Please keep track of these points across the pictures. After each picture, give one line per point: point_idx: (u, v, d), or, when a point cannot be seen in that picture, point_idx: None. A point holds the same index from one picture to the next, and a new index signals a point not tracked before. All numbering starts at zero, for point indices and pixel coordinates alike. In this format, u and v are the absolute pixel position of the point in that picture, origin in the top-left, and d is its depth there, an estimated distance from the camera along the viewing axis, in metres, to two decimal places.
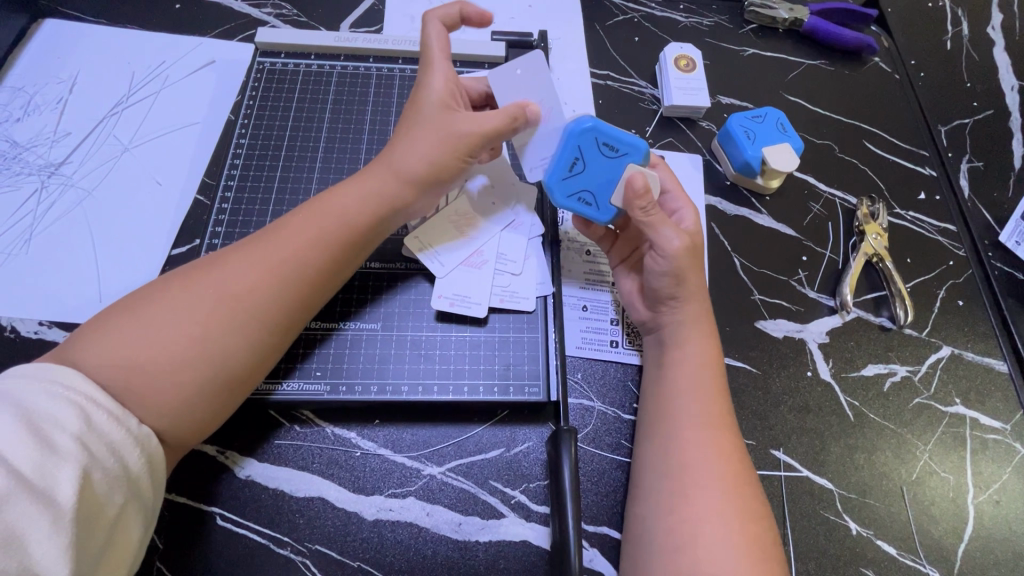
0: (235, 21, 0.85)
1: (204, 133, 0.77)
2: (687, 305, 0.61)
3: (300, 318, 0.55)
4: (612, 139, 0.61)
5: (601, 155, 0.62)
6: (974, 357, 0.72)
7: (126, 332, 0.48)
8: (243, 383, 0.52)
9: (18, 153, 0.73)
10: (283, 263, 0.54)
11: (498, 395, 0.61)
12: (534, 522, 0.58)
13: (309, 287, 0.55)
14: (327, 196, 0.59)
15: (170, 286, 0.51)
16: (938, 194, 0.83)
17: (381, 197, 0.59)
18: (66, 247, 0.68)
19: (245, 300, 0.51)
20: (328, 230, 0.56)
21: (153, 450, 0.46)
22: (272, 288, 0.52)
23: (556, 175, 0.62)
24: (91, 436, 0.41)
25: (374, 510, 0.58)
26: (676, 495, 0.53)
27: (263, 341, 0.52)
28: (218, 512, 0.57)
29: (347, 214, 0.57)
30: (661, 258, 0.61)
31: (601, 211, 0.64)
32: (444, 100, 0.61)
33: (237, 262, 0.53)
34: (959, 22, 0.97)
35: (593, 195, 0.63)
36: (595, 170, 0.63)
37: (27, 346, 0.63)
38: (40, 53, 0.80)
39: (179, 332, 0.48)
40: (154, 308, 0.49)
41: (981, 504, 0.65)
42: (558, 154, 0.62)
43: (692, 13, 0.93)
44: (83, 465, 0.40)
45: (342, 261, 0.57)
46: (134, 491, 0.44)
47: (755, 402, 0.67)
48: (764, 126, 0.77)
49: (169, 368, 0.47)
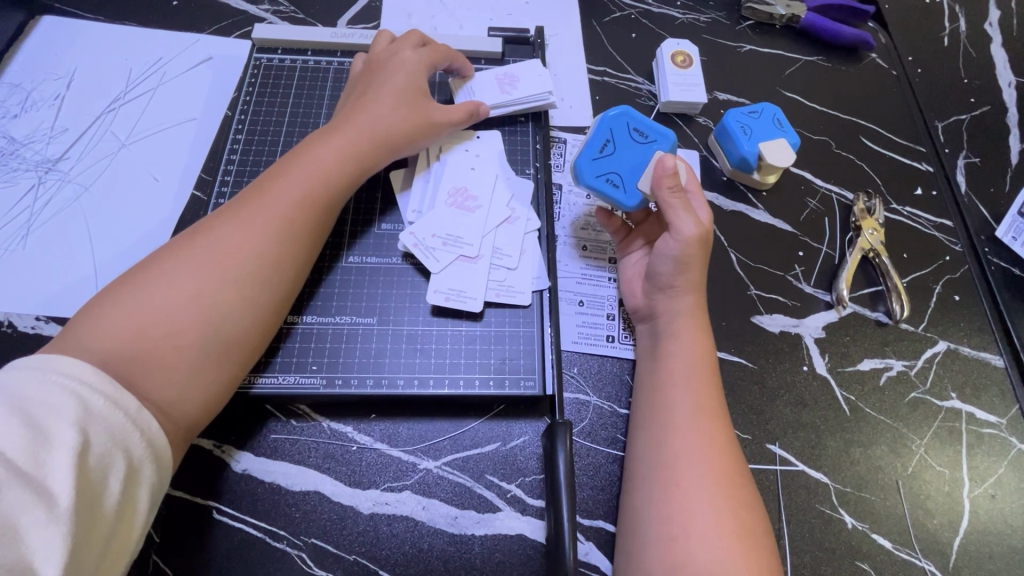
0: (232, 18, 0.85)
1: (201, 129, 0.77)
2: (685, 297, 0.62)
3: (294, 272, 0.57)
4: (642, 125, 0.68)
5: (632, 141, 0.67)
6: (970, 352, 0.72)
7: (121, 306, 0.49)
8: (247, 347, 0.54)
9: (16, 149, 0.73)
10: (269, 222, 0.56)
11: (494, 389, 0.61)
12: (530, 516, 0.59)
13: (298, 240, 0.57)
14: (300, 157, 0.61)
15: (157, 259, 0.53)
16: (935, 190, 0.83)
17: (359, 162, 0.62)
18: (64, 242, 0.68)
19: (235, 258, 0.53)
20: (310, 190, 0.59)
21: (155, 436, 0.46)
22: (267, 246, 0.55)
23: (587, 155, 0.67)
24: (89, 423, 0.41)
25: (370, 503, 0.58)
26: (668, 483, 0.53)
27: (260, 297, 0.54)
28: (214, 506, 0.57)
29: (329, 176, 0.60)
30: (672, 240, 0.61)
31: (627, 195, 0.66)
32: (410, 83, 0.67)
33: (227, 225, 0.55)
34: (957, 18, 0.97)
35: (621, 177, 0.66)
36: (626, 153, 0.67)
37: (23, 341, 0.63)
38: (38, 50, 0.80)
39: (176, 297, 0.50)
40: (153, 279, 0.51)
41: (976, 498, 0.65)
42: (592, 136, 0.68)
43: (690, 9, 0.93)
44: (80, 452, 0.40)
45: (326, 216, 0.60)
46: (134, 478, 0.43)
47: (751, 396, 0.67)
48: (760, 122, 0.78)
49: (171, 331, 0.49)
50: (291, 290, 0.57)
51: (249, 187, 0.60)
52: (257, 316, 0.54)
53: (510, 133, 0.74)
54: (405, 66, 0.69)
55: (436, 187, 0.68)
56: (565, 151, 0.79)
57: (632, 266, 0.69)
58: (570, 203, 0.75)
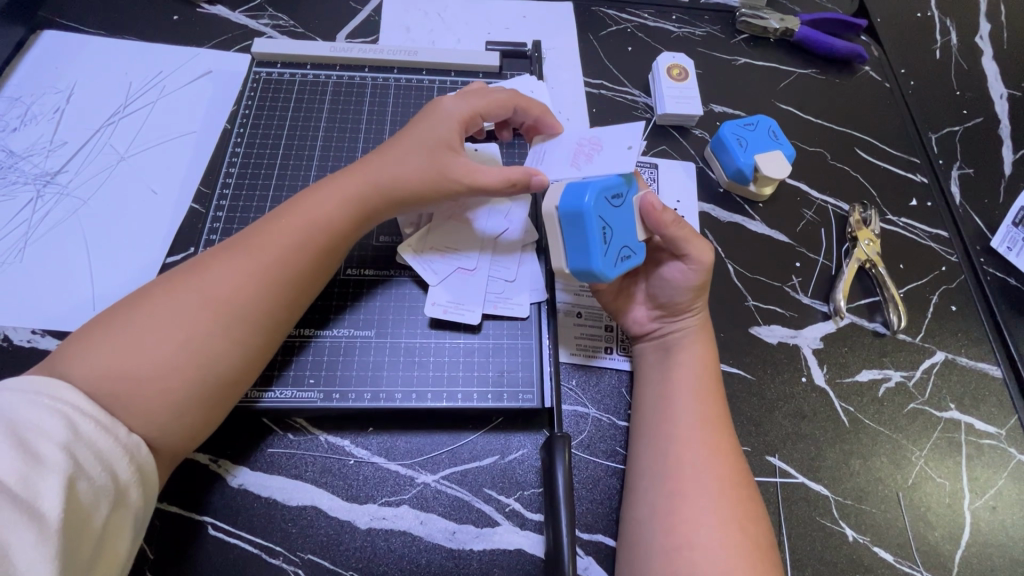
0: (232, 32, 0.86)
1: (200, 142, 0.77)
2: (696, 320, 0.63)
3: (286, 319, 0.56)
4: (612, 188, 0.58)
5: (613, 208, 0.58)
6: (968, 362, 0.72)
7: (110, 343, 0.48)
8: (235, 386, 0.52)
9: (15, 162, 0.74)
10: (269, 268, 0.54)
11: (492, 402, 0.61)
12: (529, 530, 0.58)
13: (294, 287, 0.56)
14: (307, 196, 0.60)
15: (154, 291, 0.52)
16: (929, 201, 0.83)
17: (363, 206, 0.60)
18: (61, 255, 0.68)
19: (229, 303, 0.52)
20: (312, 233, 0.57)
21: (143, 460, 0.46)
22: (261, 291, 0.53)
23: (599, 255, 0.56)
24: (79, 445, 0.41)
25: (367, 518, 0.57)
26: (671, 496, 0.53)
27: (250, 344, 0.53)
28: (210, 522, 0.56)
29: (333, 220, 0.58)
30: (693, 270, 0.62)
31: (639, 253, 0.61)
32: (449, 136, 0.62)
33: (222, 265, 0.54)
34: (948, 31, 0.99)
35: (629, 245, 0.60)
36: (618, 223, 0.58)
37: (19, 355, 0.62)
38: (38, 64, 0.80)
39: (164, 339, 0.49)
40: (142, 317, 0.50)
41: (977, 509, 0.65)
42: (588, 232, 0.56)
43: (685, 23, 0.94)
44: (70, 475, 0.40)
45: (326, 261, 0.59)
46: (122, 502, 0.43)
47: (750, 408, 0.67)
48: (757, 133, 0.78)
49: (156, 374, 0.48)
50: (279, 333, 0.56)
51: (254, 224, 0.58)
52: (246, 361, 0.52)
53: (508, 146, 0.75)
54: (454, 114, 0.63)
55: None
56: None
57: (622, 293, 0.67)
58: None
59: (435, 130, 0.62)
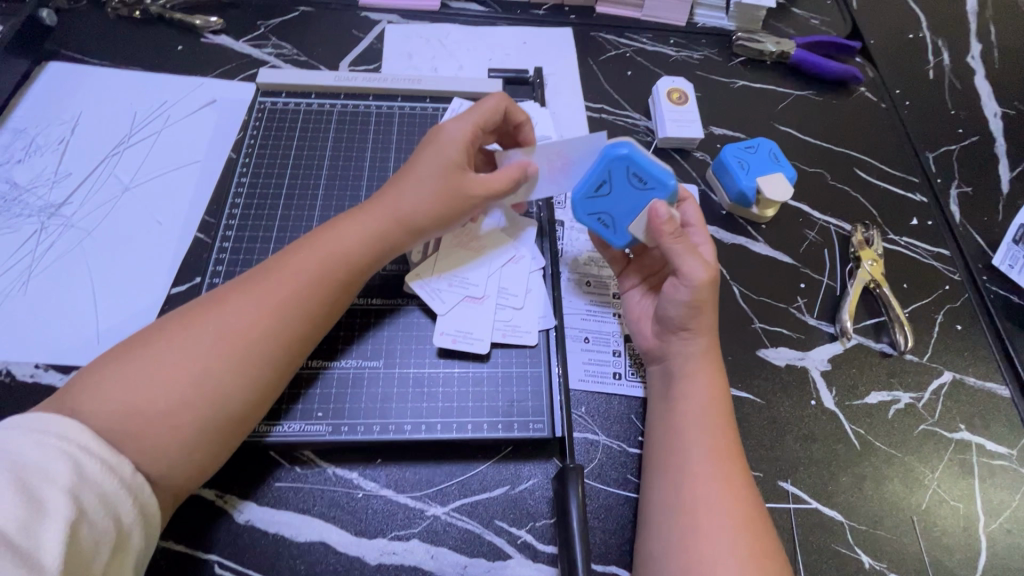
0: (236, 61, 0.86)
1: (205, 171, 0.77)
2: (698, 339, 0.61)
3: (300, 356, 0.55)
4: (643, 170, 0.62)
5: (629, 184, 0.63)
6: (976, 382, 0.72)
7: (123, 378, 0.48)
8: (244, 422, 0.51)
9: (19, 194, 0.74)
10: (284, 303, 0.54)
11: (502, 432, 0.60)
12: (542, 562, 0.57)
13: (309, 323, 0.55)
14: (325, 231, 0.59)
15: (172, 325, 0.52)
16: (930, 220, 0.84)
17: (382, 235, 0.59)
18: (65, 287, 0.68)
19: (243, 337, 0.51)
20: (329, 268, 0.57)
21: (146, 501, 0.45)
22: (276, 324, 0.53)
23: (580, 192, 0.64)
24: (82, 489, 0.41)
25: (377, 553, 0.56)
26: (687, 530, 0.52)
27: (263, 379, 0.52)
28: (216, 560, 0.55)
29: (350, 251, 0.58)
30: (683, 286, 0.60)
31: (618, 235, 0.66)
32: (459, 156, 0.61)
33: (239, 298, 0.53)
34: (940, 52, 1.01)
35: (613, 217, 0.65)
36: (621, 197, 0.63)
37: (21, 390, 0.62)
38: (43, 96, 0.81)
39: (176, 373, 0.48)
40: (156, 351, 0.49)
41: (992, 532, 0.64)
42: (589, 172, 0.63)
43: (683, 47, 0.95)
44: (72, 521, 0.39)
45: (343, 296, 0.58)
46: (122, 545, 0.43)
47: (761, 432, 0.66)
48: (758, 156, 0.79)
49: (170, 411, 0.47)
50: (294, 367, 0.55)
51: (275, 256, 0.58)
52: (259, 396, 0.52)
53: None
54: (458, 132, 0.62)
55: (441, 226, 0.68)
56: None
57: (637, 306, 0.68)
58: (572, 238, 0.75)
59: (445, 153, 0.61)
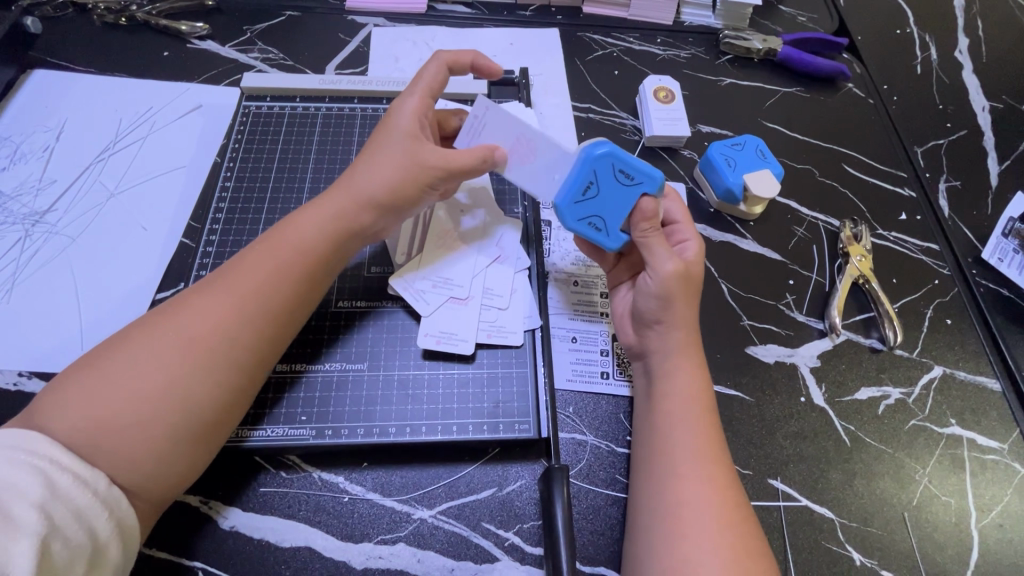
0: (222, 66, 0.86)
1: (190, 176, 0.77)
2: (674, 331, 0.61)
3: (269, 353, 0.55)
4: (628, 166, 0.60)
5: (616, 182, 0.61)
6: (966, 376, 0.72)
7: (88, 391, 0.47)
8: (217, 424, 0.51)
9: (4, 202, 0.73)
10: (245, 301, 0.53)
11: (488, 433, 0.60)
12: (529, 565, 0.57)
13: (275, 317, 0.55)
14: (282, 228, 0.58)
15: (134, 336, 0.51)
16: (919, 214, 0.84)
17: (345, 224, 0.59)
18: (49, 295, 0.68)
19: (206, 337, 0.51)
20: (289, 264, 0.56)
21: (123, 514, 0.45)
22: (240, 321, 0.53)
23: (567, 198, 0.63)
24: (55, 504, 0.41)
25: (363, 558, 0.56)
26: (672, 531, 0.52)
27: (230, 378, 0.51)
28: (200, 567, 0.55)
29: (311, 242, 0.58)
30: (653, 278, 0.60)
31: (611, 238, 0.63)
32: (411, 128, 0.61)
33: (202, 300, 0.53)
34: (928, 47, 1.01)
35: (603, 219, 0.63)
36: (608, 196, 0.62)
37: (4, 398, 0.61)
38: (28, 103, 0.81)
39: (140, 380, 0.48)
40: (120, 360, 0.49)
41: (984, 528, 0.63)
42: (574, 175, 0.62)
43: (670, 46, 0.95)
44: (42, 538, 0.39)
45: (307, 291, 0.57)
46: (99, 558, 0.43)
47: (751, 430, 0.66)
48: (744, 153, 0.79)
49: (139, 420, 0.47)
50: (264, 364, 0.54)
51: (237, 256, 0.58)
52: (228, 397, 0.51)
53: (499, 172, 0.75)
54: (408, 107, 0.63)
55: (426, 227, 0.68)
56: None
57: (622, 302, 0.67)
58: (559, 237, 0.75)
59: (397, 129, 0.61)
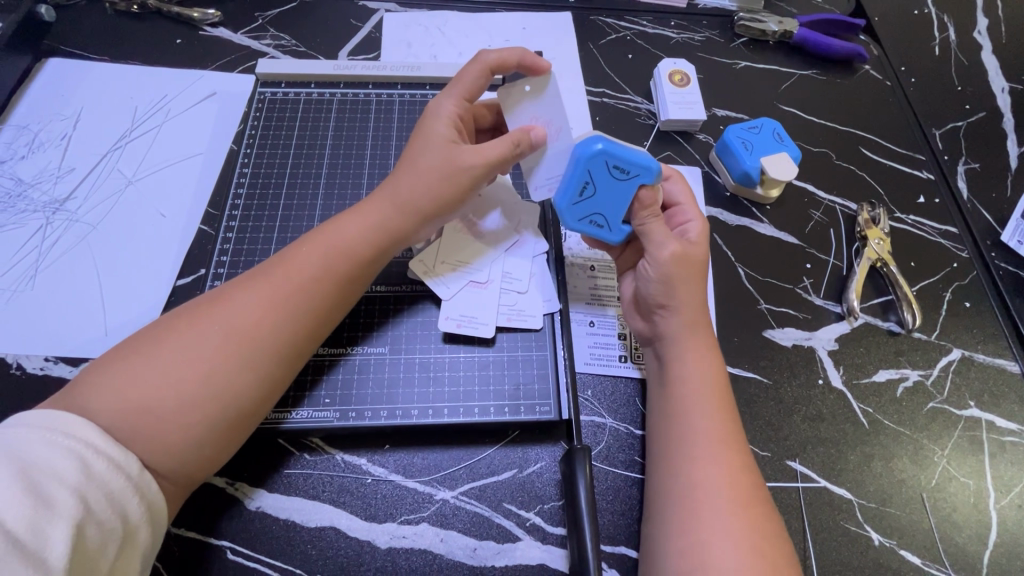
0: (235, 53, 0.86)
1: (206, 163, 0.77)
2: (681, 316, 0.60)
3: (306, 351, 0.55)
4: (623, 162, 0.59)
5: (612, 178, 0.60)
6: (985, 358, 0.72)
7: (129, 377, 0.48)
8: (248, 417, 0.51)
9: (24, 190, 0.74)
10: (289, 297, 0.54)
11: (509, 415, 0.60)
12: (551, 544, 0.57)
13: (317, 318, 0.55)
14: (327, 228, 0.59)
15: (177, 321, 0.52)
16: (937, 197, 0.83)
17: (384, 224, 0.59)
18: (72, 282, 0.68)
19: (249, 334, 0.51)
20: (333, 263, 0.56)
21: (153, 498, 0.46)
22: (282, 319, 0.53)
23: (566, 199, 0.61)
24: (90, 489, 0.41)
25: (387, 538, 0.57)
26: (689, 509, 0.52)
27: (270, 375, 0.52)
28: (228, 546, 0.56)
29: (352, 241, 0.58)
30: (651, 264, 0.61)
31: (614, 232, 0.63)
32: (449, 135, 0.61)
33: (246, 294, 0.53)
34: (946, 28, 0.99)
35: (605, 216, 0.62)
36: (607, 193, 0.61)
37: (32, 383, 0.62)
38: (44, 92, 0.81)
39: (182, 372, 0.49)
40: (163, 348, 0.50)
41: (1003, 508, 0.64)
42: (569, 176, 0.60)
43: (684, 29, 0.94)
44: (77, 522, 0.40)
45: (348, 291, 0.58)
46: (130, 541, 0.44)
47: (768, 412, 0.66)
48: (761, 137, 0.78)
49: (176, 408, 0.48)
50: (299, 361, 0.54)
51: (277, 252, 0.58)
52: (267, 392, 0.52)
53: None
54: (446, 113, 0.62)
55: None
56: None
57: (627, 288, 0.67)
58: None
59: (436, 136, 0.61)
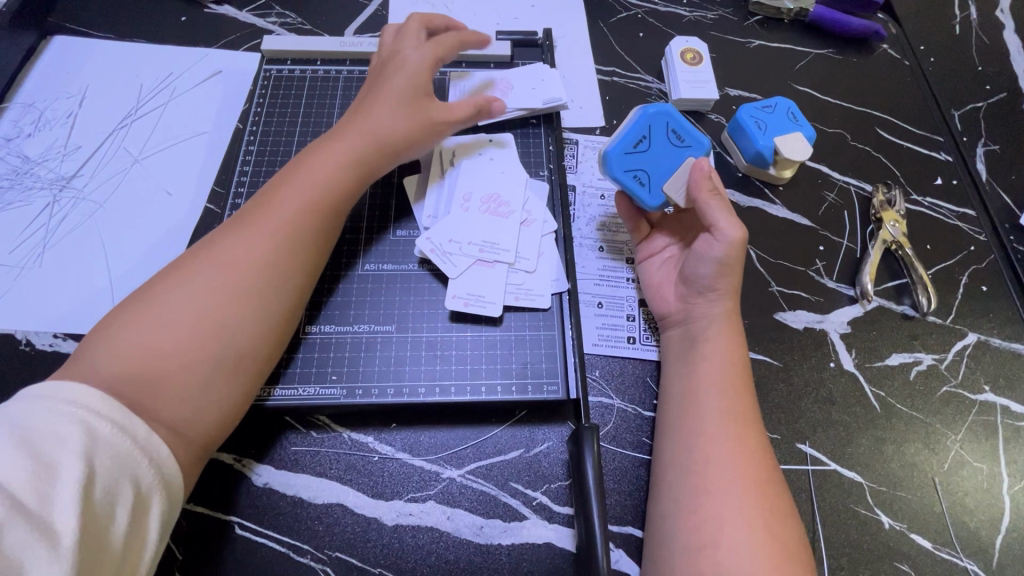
0: (240, 31, 0.85)
1: (212, 142, 0.77)
2: (722, 302, 0.61)
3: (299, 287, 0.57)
4: (682, 128, 0.66)
5: (668, 141, 0.66)
6: (1001, 342, 0.70)
7: (130, 331, 0.48)
8: (262, 365, 0.54)
9: (30, 168, 0.74)
10: (271, 247, 0.55)
11: (516, 394, 0.60)
12: (557, 523, 0.57)
13: (306, 254, 0.57)
14: (303, 170, 0.61)
15: (169, 275, 0.53)
16: (955, 178, 0.81)
17: (359, 163, 0.62)
18: (80, 259, 0.68)
19: (242, 273, 0.53)
20: (313, 211, 0.58)
21: (165, 463, 0.44)
22: (272, 256, 0.55)
23: (618, 147, 0.66)
24: (95, 452, 0.40)
25: (394, 515, 0.57)
26: (699, 487, 0.52)
27: (267, 311, 0.54)
28: (236, 521, 0.56)
29: (332, 181, 0.60)
30: (716, 241, 0.60)
31: (652, 194, 0.66)
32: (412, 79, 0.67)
33: (233, 238, 0.55)
34: (967, 6, 0.96)
35: (649, 175, 0.65)
36: (658, 155, 0.66)
37: (41, 359, 0.62)
38: (49, 69, 0.81)
39: (181, 314, 0.50)
40: (160, 298, 0.51)
41: (1016, 494, 0.63)
42: (628, 129, 0.67)
43: (696, 7, 0.92)
44: (83, 485, 0.39)
45: (331, 228, 0.60)
46: (144, 506, 0.42)
47: (778, 395, 0.65)
48: (775, 116, 0.76)
49: (180, 350, 0.48)
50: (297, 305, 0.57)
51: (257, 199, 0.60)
52: (265, 328, 0.53)
53: (522, 135, 0.74)
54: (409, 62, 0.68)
55: (450, 192, 0.68)
56: (578, 152, 0.78)
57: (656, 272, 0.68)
58: (584, 204, 0.74)
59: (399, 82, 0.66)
